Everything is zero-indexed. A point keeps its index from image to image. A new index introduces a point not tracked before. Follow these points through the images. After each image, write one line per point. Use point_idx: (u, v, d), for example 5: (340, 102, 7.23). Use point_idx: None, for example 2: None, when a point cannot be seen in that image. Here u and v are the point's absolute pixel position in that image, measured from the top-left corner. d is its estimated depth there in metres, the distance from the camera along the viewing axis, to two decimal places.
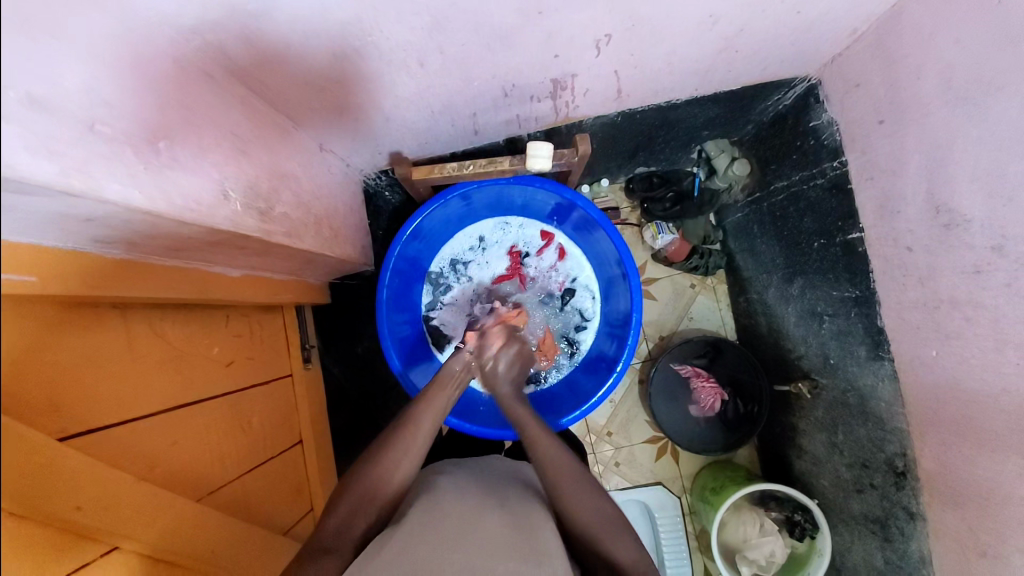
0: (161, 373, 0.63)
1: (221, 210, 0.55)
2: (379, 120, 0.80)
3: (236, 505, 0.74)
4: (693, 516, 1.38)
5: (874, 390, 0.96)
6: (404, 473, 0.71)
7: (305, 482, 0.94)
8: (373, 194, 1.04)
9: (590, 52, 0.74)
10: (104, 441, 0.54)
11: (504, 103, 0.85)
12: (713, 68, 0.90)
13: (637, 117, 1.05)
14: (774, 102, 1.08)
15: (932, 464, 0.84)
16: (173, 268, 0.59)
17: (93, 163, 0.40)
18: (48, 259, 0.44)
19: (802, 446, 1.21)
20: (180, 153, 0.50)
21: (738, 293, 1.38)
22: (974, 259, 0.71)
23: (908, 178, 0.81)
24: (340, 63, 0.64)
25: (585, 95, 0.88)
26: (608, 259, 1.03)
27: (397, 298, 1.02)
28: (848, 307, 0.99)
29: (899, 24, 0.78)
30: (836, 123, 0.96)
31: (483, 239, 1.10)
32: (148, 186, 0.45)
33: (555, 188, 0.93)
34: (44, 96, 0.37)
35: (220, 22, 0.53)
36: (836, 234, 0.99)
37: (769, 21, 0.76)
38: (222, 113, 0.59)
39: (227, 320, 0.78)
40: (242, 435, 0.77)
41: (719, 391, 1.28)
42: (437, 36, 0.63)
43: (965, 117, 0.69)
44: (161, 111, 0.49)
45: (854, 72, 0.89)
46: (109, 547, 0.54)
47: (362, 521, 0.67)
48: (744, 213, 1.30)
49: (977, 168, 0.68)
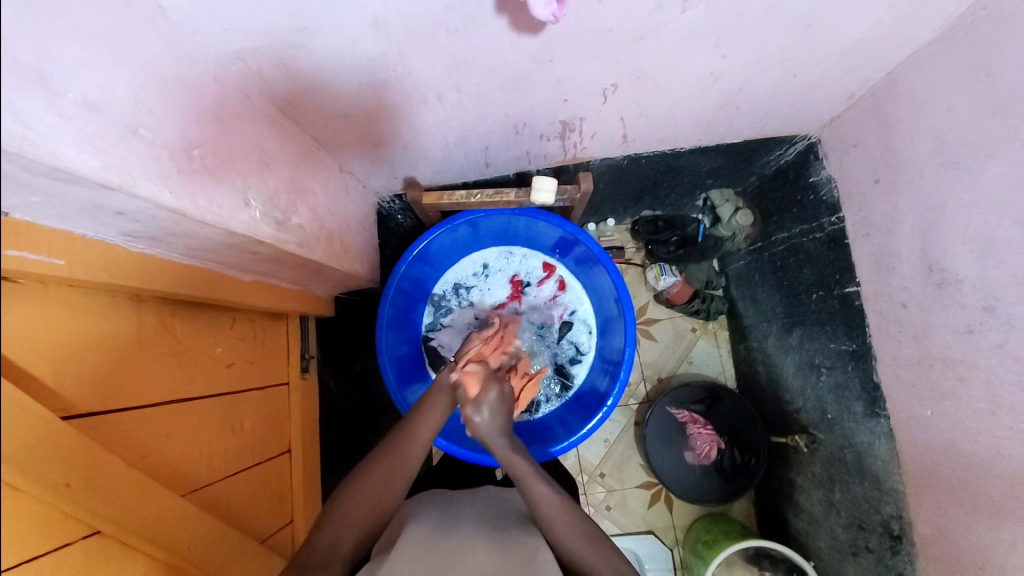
0: (164, 366, 0.65)
1: (241, 216, 0.60)
2: (398, 147, 0.86)
3: (218, 506, 0.74)
4: (685, 570, 1.32)
5: (870, 447, 0.94)
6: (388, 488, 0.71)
7: (288, 492, 0.94)
8: (386, 216, 1.10)
9: (597, 100, 0.80)
10: (102, 425, 0.56)
11: (516, 140, 0.90)
12: (715, 121, 0.95)
13: (643, 161, 1.10)
14: (776, 156, 1.13)
15: (929, 528, 0.82)
16: (189, 266, 0.63)
17: (132, 162, 0.45)
18: (77, 244, 0.48)
19: (799, 503, 1.18)
20: (210, 161, 0.55)
21: (739, 340, 1.38)
22: (967, 319, 0.72)
23: (902, 235, 0.83)
24: (364, 94, 0.70)
25: (593, 137, 0.93)
26: (607, 295, 1.05)
27: (398, 317, 1.04)
28: (845, 361, 0.99)
29: (894, 91, 0.82)
30: (835, 180, 0.99)
31: (487, 266, 1.14)
32: (178, 188, 0.50)
33: (558, 222, 0.97)
34: (96, 100, 0.42)
35: (261, 50, 0.59)
36: (834, 287, 1.01)
37: (768, 80, 0.81)
38: (252, 129, 0.64)
39: (233, 323, 0.81)
40: (232, 437, 0.78)
41: (715, 438, 1.26)
42: (456, 76, 0.68)
43: (955, 180, 0.72)
44: (198, 123, 0.54)
45: (852, 133, 0.93)
46: (90, 531, 0.55)
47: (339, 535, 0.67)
48: (745, 261, 1.32)
49: (968, 230, 0.70)
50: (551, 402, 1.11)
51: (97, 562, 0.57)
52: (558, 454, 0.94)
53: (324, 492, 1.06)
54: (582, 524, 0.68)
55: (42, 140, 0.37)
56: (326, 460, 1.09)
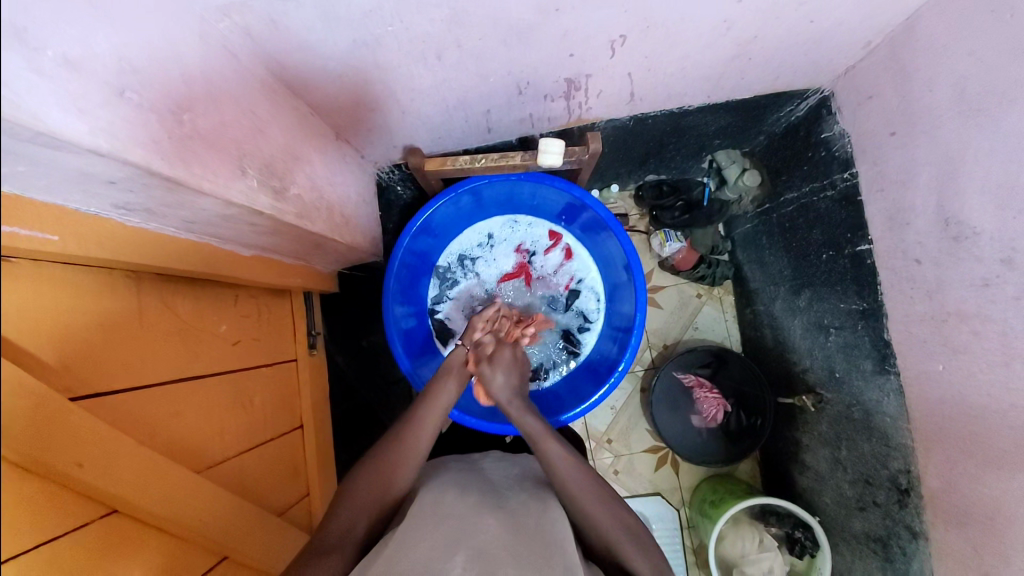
0: (169, 344, 0.64)
1: (237, 185, 0.57)
2: (394, 113, 0.82)
3: (233, 481, 0.74)
4: (692, 529, 1.35)
5: (879, 405, 0.94)
6: (400, 471, 0.70)
7: (303, 466, 0.95)
8: (385, 187, 1.06)
9: (604, 54, 0.76)
10: (109, 405, 0.55)
11: (518, 102, 0.86)
12: (725, 75, 0.91)
13: (650, 122, 1.06)
14: (786, 113, 1.09)
15: (937, 481, 0.83)
16: (187, 241, 0.61)
17: (120, 127, 0.42)
18: (71, 220, 0.46)
19: (806, 462, 1.19)
20: (201, 126, 0.52)
21: (745, 304, 1.37)
22: (983, 272, 0.71)
23: (918, 190, 0.81)
24: (360, 53, 0.66)
25: (598, 96, 0.89)
26: (616, 262, 1.02)
27: (404, 290, 1.02)
28: (855, 320, 0.98)
29: (913, 36, 0.78)
30: (848, 135, 0.96)
31: (492, 236, 1.11)
32: (169, 153, 0.47)
33: (564, 186, 0.94)
34: (76, 57, 0.39)
35: (246, 7, 0.55)
36: (845, 246, 0.99)
37: (782, 28, 0.77)
38: (244, 94, 0.61)
39: (236, 301, 0.79)
40: (244, 413, 0.78)
41: (722, 402, 1.27)
42: (455, 30, 0.64)
43: (975, 128, 0.69)
44: (186, 85, 0.50)
45: (868, 84, 0.89)
46: (106, 510, 0.55)
47: (359, 513, 0.67)
48: (753, 224, 1.30)
49: (987, 180, 0.68)
50: (574, 356, 1.11)
51: (116, 541, 0.56)
52: (604, 399, 0.93)
53: (339, 465, 1.07)
54: (590, 501, 0.68)
55: (24, 102, 0.35)
56: (337, 434, 1.09)
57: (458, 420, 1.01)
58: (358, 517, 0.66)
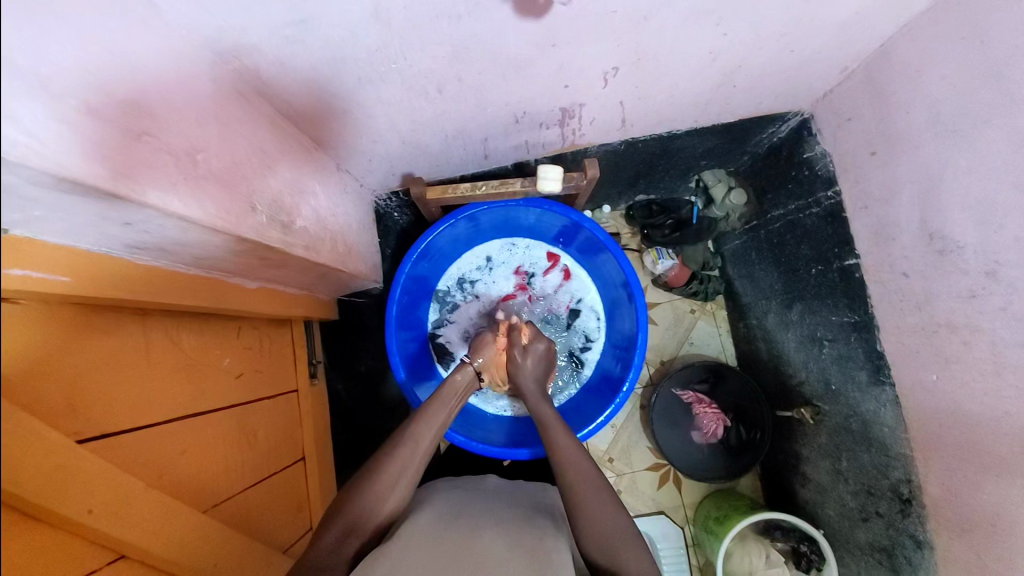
0: (174, 380, 0.63)
1: (248, 221, 0.57)
2: (395, 143, 0.84)
3: (238, 519, 0.73)
4: (697, 548, 1.34)
5: (876, 415, 0.96)
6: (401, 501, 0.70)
7: (306, 500, 0.92)
8: (383, 214, 1.08)
9: (598, 84, 0.79)
10: (117, 446, 0.54)
11: (515, 129, 0.89)
12: (712, 101, 0.94)
13: (640, 145, 1.09)
14: (768, 134, 1.13)
15: (938, 490, 0.84)
16: (194, 276, 0.61)
17: (138, 170, 0.42)
18: (83, 260, 0.46)
19: (807, 474, 1.20)
20: (215, 165, 0.53)
21: (738, 318, 1.40)
22: (969, 284, 0.73)
23: (901, 206, 0.84)
24: (362, 88, 0.67)
25: (591, 123, 0.92)
26: (614, 282, 1.04)
27: (404, 315, 1.02)
28: (847, 332, 1.01)
29: (888, 62, 0.83)
30: (830, 155, 1.00)
31: (490, 259, 1.13)
32: (187, 195, 0.47)
33: (561, 209, 0.96)
34: (98, 105, 0.40)
35: (256, 48, 0.56)
36: (834, 260, 1.02)
37: (765, 58, 0.81)
38: (252, 131, 0.62)
39: (239, 333, 0.79)
40: (247, 448, 0.76)
41: (721, 417, 1.27)
42: (456, 65, 0.67)
43: (953, 148, 0.73)
44: (200, 126, 0.51)
45: (846, 107, 0.93)
46: (114, 556, 0.53)
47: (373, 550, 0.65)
48: (742, 241, 1.33)
49: (967, 197, 0.71)
50: (576, 377, 1.11)
51: None
52: (609, 420, 0.92)
53: None
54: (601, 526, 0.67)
55: (48, 151, 0.35)
56: (338, 465, 1.07)
57: (448, 438, 0.99)
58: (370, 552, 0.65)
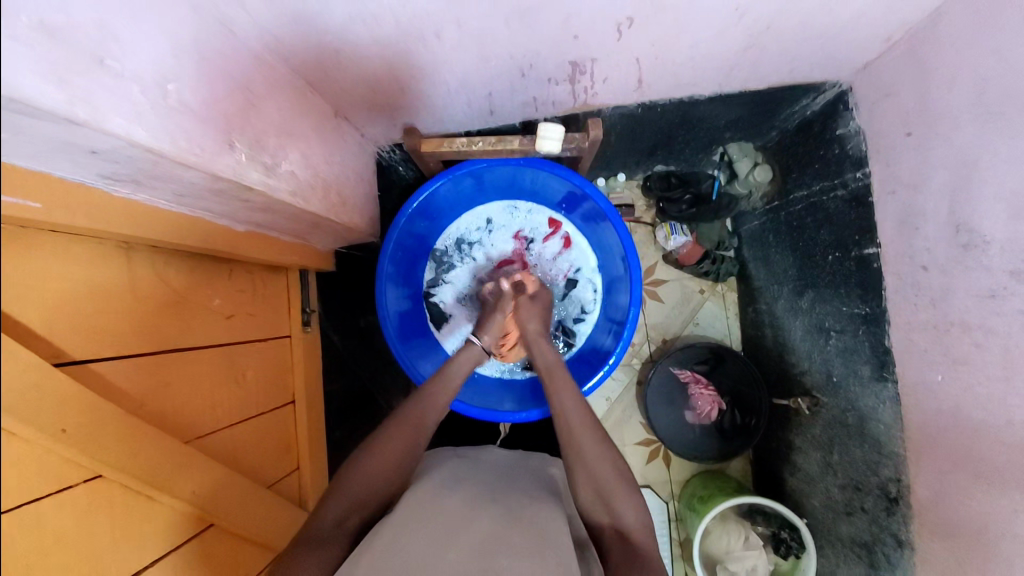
0: (161, 317, 0.65)
1: (225, 159, 0.56)
2: (394, 91, 0.81)
3: (223, 452, 0.76)
4: (679, 523, 1.36)
5: (874, 411, 0.93)
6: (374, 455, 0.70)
7: (294, 441, 0.97)
8: (387, 167, 1.06)
9: (610, 37, 0.73)
10: (97, 373, 0.56)
11: (521, 85, 0.84)
12: (737, 66, 0.88)
13: (658, 110, 1.03)
14: (801, 107, 1.05)
15: (926, 492, 0.82)
16: (177, 214, 0.60)
17: (99, 95, 0.41)
18: (55, 185, 0.46)
19: (797, 463, 1.19)
20: (188, 98, 0.51)
21: (748, 303, 1.35)
22: (991, 283, 0.68)
23: (930, 194, 0.78)
24: (356, 27, 0.64)
25: (604, 82, 0.87)
26: (614, 254, 1.01)
27: (399, 273, 1.02)
28: (857, 324, 0.96)
29: (936, 31, 0.74)
30: (862, 132, 0.92)
31: (491, 221, 1.11)
32: (153, 126, 0.46)
33: (564, 173, 0.92)
34: (56, 25, 0.38)
35: None
36: (852, 248, 0.96)
37: (798, 17, 0.74)
38: (235, 66, 0.60)
39: (231, 275, 0.80)
40: (235, 386, 0.79)
41: (717, 399, 1.26)
42: (453, 7, 0.62)
43: (994, 132, 0.66)
44: (176, 59, 0.50)
45: (886, 80, 0.85)
46: (92, 474, 0.56)
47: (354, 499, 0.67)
48: (760, 222, 1.27)
49: (1002, 188, 0.65)
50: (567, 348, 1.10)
51: (101, 503, 0.58)
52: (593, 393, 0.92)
53: (332, 443, 1.09)
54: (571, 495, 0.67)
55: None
56: (330, 412, 1.10)
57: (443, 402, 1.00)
58: (347, 499, 0.66)
